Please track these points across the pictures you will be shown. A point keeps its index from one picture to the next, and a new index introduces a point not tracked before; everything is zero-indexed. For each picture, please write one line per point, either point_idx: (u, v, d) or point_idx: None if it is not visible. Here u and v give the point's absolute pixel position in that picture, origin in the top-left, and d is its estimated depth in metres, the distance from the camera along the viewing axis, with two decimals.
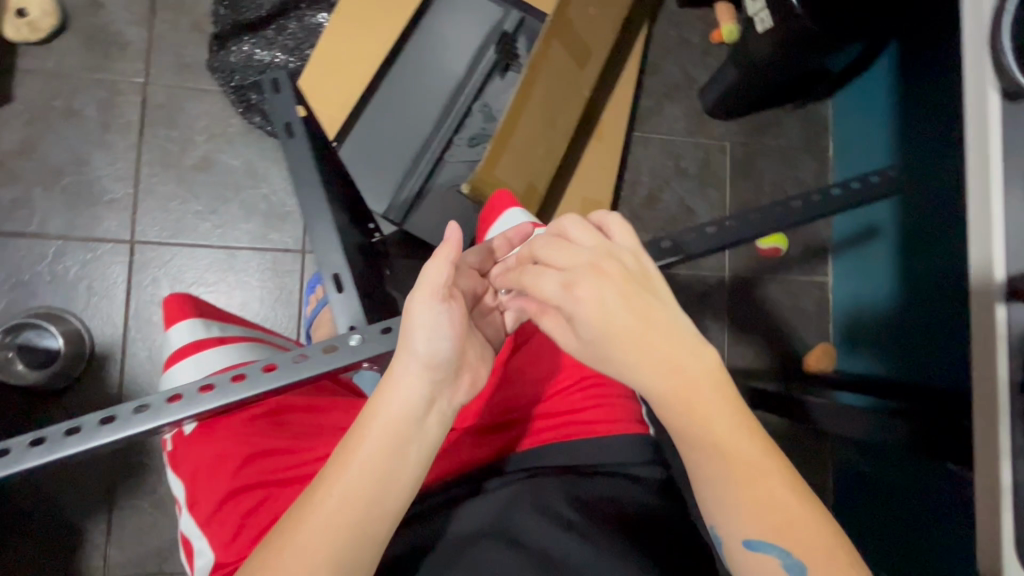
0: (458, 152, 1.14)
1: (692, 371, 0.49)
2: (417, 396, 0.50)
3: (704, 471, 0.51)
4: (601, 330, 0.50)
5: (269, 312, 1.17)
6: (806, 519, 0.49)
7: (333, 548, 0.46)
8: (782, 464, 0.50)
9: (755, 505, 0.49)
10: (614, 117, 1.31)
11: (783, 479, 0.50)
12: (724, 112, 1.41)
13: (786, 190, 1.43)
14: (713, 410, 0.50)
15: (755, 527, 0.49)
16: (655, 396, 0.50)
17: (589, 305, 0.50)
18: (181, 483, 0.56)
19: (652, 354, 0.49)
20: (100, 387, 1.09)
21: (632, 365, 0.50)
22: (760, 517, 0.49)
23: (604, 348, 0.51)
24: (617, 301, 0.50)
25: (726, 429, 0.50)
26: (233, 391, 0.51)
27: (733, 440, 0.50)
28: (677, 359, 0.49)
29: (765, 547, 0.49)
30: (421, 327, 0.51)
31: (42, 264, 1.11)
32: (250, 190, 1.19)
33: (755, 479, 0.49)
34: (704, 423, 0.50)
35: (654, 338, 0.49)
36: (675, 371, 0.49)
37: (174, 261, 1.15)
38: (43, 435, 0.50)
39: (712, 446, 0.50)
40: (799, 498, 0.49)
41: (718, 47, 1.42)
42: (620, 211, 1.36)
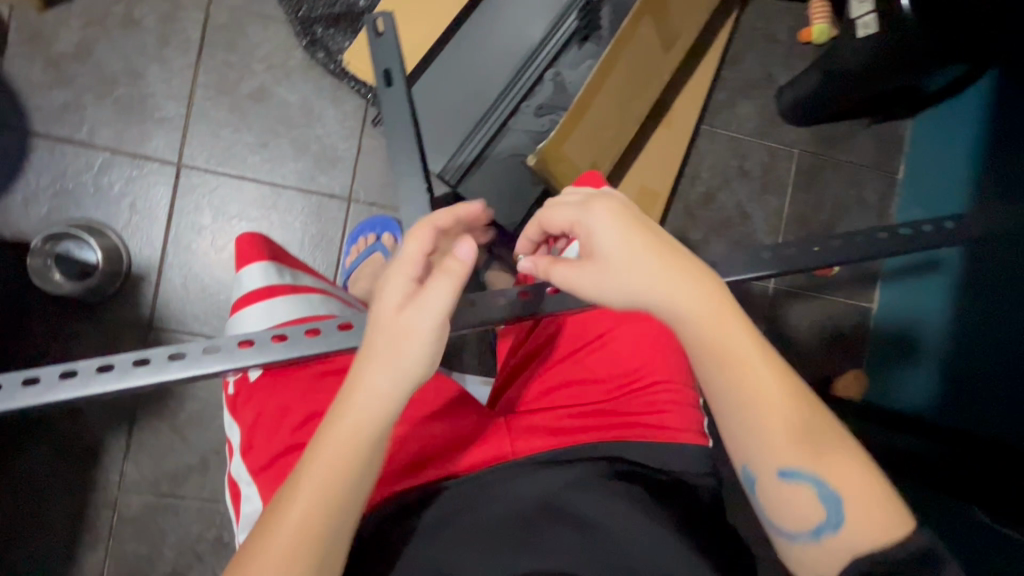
0: (522, 120, 1.05)
1: (717, 301, 0.53)
2: (407, 364, 0.48)
3: (725, 405, 0.53)
4: (626, 251, 0.53)
5: (309, 256, 1.14)
6: (831, 438, 0.52)
7: (315, 508, 0.46)
8: (789, 379, 0.53)
9: (786, 432, 0.51)
10: (684, 107, 1.26)
11: (804, 399, 0.53)
12: (795, 121, 1.33)
13: (847, 210, 1.36)
14: (714, 329, 0.53)
15: (789, 455, 0.51)
16: (685, 324, 0.52)
17: (607, 225, 0.53)
18: (240, 430, 0.57)
19: (674, 279, 0.52)
20: (132, 307, 1.07)
21: (625, 285, 0.52)
22: (792, 442, 0.51)
23: (606, 273, 0.53)
24: (610, 227, 0.53)
25: (732, 350, 0.52)
26: (307, 343, 0.50)
27: (746, 369, 0.52)
28: (691, 279, 0.53)
29: (802, 473, 0.51)
30: (410, 269, 0.50)
31: (87, 174, 1.08)
32: (303, 129, 1.15)
33: (784, 404, 0.52)
34: (710, 346, 0.53)
35: (675, 264, 0.53)
36: (674, 292, 0.52)
37: (219, 190, 1.12)
38: (112, 363, 0.49)
39: (732, 376, 0.52)
40: (818, 413, 0.53)
41: (803, 47, 1.34)
42: (674, 205, 1.30)
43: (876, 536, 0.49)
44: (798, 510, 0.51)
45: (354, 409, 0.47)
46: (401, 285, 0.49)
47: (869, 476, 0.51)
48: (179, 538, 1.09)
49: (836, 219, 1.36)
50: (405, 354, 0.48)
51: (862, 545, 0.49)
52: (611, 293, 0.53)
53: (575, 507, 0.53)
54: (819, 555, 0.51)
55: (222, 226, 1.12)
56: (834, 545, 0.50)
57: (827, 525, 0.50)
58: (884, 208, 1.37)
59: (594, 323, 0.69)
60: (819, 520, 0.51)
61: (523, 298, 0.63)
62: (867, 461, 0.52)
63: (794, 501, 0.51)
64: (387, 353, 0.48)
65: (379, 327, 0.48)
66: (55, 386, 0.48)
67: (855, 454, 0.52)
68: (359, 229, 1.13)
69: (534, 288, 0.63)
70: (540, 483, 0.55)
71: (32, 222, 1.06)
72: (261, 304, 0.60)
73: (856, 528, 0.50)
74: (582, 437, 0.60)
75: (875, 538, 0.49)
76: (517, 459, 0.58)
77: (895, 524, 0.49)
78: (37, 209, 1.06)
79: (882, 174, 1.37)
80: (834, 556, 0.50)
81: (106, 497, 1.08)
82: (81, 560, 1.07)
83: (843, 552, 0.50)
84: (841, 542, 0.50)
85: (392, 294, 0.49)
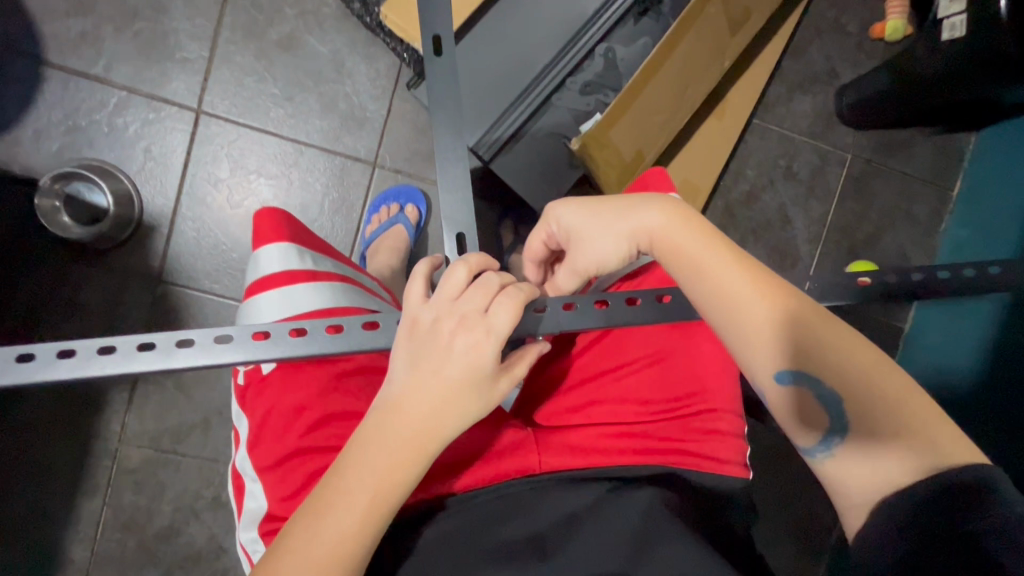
0: (566, 97, 0.96)
1: (736, 258, 0.53)
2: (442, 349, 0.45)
3: (711, 316, 0.52)
4: (650, 217, 0.57)
5: (327, 221, 1.09)
6: (870, 378, 0.47)
7: (361, 514, 0.43)
8: (769, 279, 0.51)
9: (817, 368, 0.48)
10: (740, 98, 1.17)
11: (840, 343, 0.49)
12: (850, 122, 1.22)
13: (894, 222, 1.22)
14: (688, 243, 0.54)
15: (823, 395, 0.47)
16: (709, 273, 0.52)
17: (625, 202, 0.59)
18: (248, 425, 0.54)
19: (692, 238, 0.54)
20: (142, 254, 1.02)
21: (610, 235, 0.57)
22: (826, 377, 0.47)
23: (594, 233, 0.58)
24: (568, 203, 0.60)
25: (708, 258, 0.53)
26: (330, 342, 0.47)
27: (724, 273, 0.51)
28: (708, 234, 0.55)
29: (838, 411, 0.46)
30: (482, 300, 0.46)
31: (101, 113, 1.02)
32: (332, 84, 1.08)
33: (811, 344, 0.49)
34: (688, 260, 0.53)
35: (693, 228, 0.55)
36: (647, 224, 0.56)
37: (238, 142, 1.06)
38: (113, 344, 0.45)
39: (751, 320, 0.50)
40: (857, 356, 0.48)
41: (873, 42, 1.24)
42: (714, 202, 1.19)
43: (901, 447, 0.44)
44: (805, 421, 0.48)
45: (402, 428, 0.44)
46: (475, 320, 0.45)
47: (879, 378, 0.47)
48: (177, 494, 1.07)
49: (880, 232, 1.22)
50: (482, 396, 0.46)
51: (889, 461, 0.43)
52: (606, 243, 0.57)
53: (600, 526, 0.49)
54: (847, 474, 0.45)
55: (239, 180, 1.06)
56: (856, 457, 0.45)
57: (836, 432, 0.46)
58: (932, 226, 1.23)
59: (641, 335, 0.64)
60: (829, 428, 0.46)
61: (570, 312, 0.52)
62: (873, 362, 0.48)
63: (797, 409, 0.48)
64: (454, 388, 0.45)
65: (449, 361, 0.45)
66: (50, 364, 0.45)
67: (859, 354, 0.48)
68: (382, 197, 1.08)
69: (584, 301, 0.53)
70: (565, 503, 0.51)
71: (42, 158, 1.00)
72: (278, 291, 0.57)
73: (871, 437, 0.45)
74: (619, 460, 0.56)
75: (899, 449, 0.44)
76: (545, 477, 0.53)
77: (920, 432, 0.44)
78: (47, 145, 1.00)
79: (935, 187, 1.23)
80: (861, 471, 0.44)
81: (106, 446, 1.05)
82: (79, 508, 1.04)
83: (870, 467, 0.44)
84: (863, 454, 0.45)
85: (465, 332, 0.45)
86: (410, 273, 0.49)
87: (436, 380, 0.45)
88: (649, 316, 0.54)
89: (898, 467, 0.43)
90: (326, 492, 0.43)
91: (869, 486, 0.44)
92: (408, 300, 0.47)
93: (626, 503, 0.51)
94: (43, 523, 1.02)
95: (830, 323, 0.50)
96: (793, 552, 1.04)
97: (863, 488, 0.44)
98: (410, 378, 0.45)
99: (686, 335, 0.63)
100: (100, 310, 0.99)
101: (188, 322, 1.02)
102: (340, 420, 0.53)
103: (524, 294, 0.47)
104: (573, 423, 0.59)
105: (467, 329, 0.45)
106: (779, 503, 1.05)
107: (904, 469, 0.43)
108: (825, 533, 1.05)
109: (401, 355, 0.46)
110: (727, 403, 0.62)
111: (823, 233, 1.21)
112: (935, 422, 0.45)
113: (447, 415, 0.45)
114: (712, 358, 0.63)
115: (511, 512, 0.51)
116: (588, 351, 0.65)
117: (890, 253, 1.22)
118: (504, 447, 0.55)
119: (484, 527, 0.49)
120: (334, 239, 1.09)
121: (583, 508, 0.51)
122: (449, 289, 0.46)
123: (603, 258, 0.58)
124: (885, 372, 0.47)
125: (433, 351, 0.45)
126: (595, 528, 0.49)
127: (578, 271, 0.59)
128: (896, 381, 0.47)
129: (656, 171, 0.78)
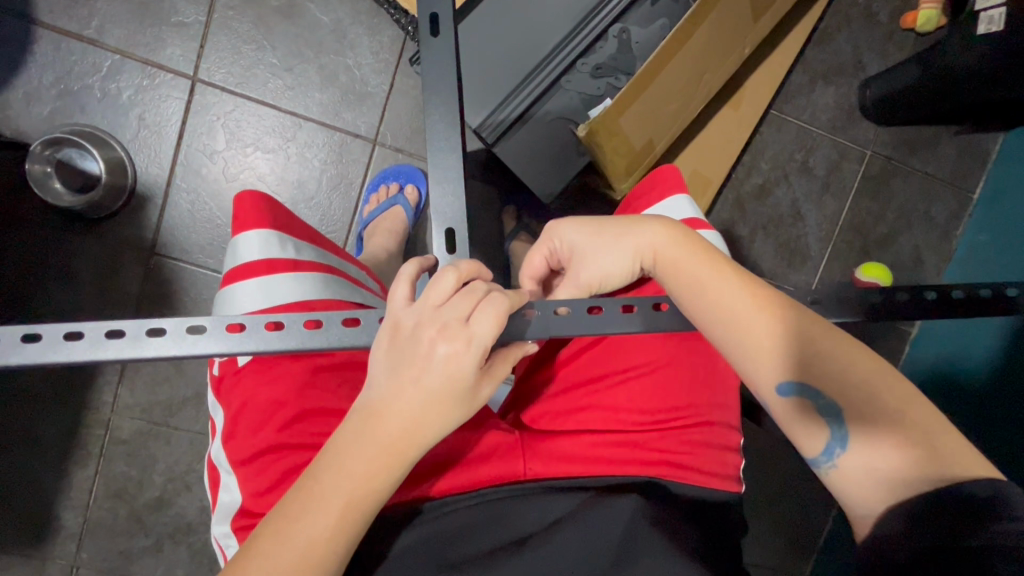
0: (576, 79, 0.92)
1: (738, 280, 0.50)
2: (419, 362, 0.43)
3: (707, 327, 0.50)
4: (654, 238, 0.55)
5: (325, 199, 1.05)
6: (887, 401, 0.44)
7: (331, 518, 0.41)
8: (767, 292, 0.50)
9: (830, 391, 0.45)
10: (758, 87, 1.12)
11: (853, 361, 0.46)
12: (872, 117, 1.16)
13: (910, 223, 1.17)
14: (687, 258, 0.53)
15: (835, 418, 0.44)
16: (709, 296, 0.50)
17: (622, 222, 0.57)
18: (223, 415, 0.57)
19: (693, 263, 0.52)
20: (133, 227, 0.99)
21: (614, 250, 0.56)
22: (837, 400, 0.44)
23: (598, 249, 0.56)
24: (573, 220, 0.58)
25: (706, 271, 0.51)
26: (306, 337, 0.47)
27: (721, 285, 0.50)
28: (704, 254, 0.53)
29: (846, 435, 0.44)
30: (465, 307, 0.43)
31: (94, 77, 0.99)
32: (334, 56, 1.04)
33: (820, 365, 0.46)
34: (687, 273, 0.52)
35: (691, 249, 0.53)
36: (647, 239, 0.55)
37: (234, 113, 1.03)
38: (80, 330, 0.46)
39: (759, 340, 0.47)
40: (871, 377, 0.45)
41: (903, 33, 1.17)
42: (725, 194, 1.14)
43: (905, 457, 0.41)
44: (806, 433, 0.45)
45: (383, 434, 0.43)
46: (456, 329, 0.43)
47: (881, 388, 0.45)
48: (168, 466, 0.99)
49: (895, 233, 1.17)
50: (462, 404, 0.44)
51: (893, 471, 0.41)
52: (611, 257, 0.56)
53: (581, 530, 0.47)
54: (851, 485, 0.43)
55: (235, 152, 1.03)
56: (858, 467, 0.43)
57: (838, 443, 0.44)
58: (949, 229, 1.18)
59: (636, 341, 0.61)
60: (831, 440, 0.44)
61: (563, 318, 0.50)
62: (875, 372, 0.46)
63: (797, 420, 0.46)
64: (435, 396, 0.43)
65: (430, 369, 0.43)
66: (14, 347, 0.45)
67: (861, 365, 0.46)
68: (381, 176, 1.05)
69: (578, 305, 0.50)
70: (547, 509, 0.50)
71: (33, 122, 0.97)
72: (257, 280, 0.58)
73: (873, 447, 0.42)
74: (606, 470, 0.54)
75: (902, 458, 0.41)
76: (529, 485, 0.52)
77: (925, 442, 0.42)
78: (38, 109, 0.97)
79: (955, 190, 1.18)
80: (865, 482, 0.42)
81: (99, 416, 0.98)
82: (72, 476, 0.97)
83: (872, 476, 0.42)
84: (865, 464, 0.42)
85: (446, 340, 0.43)
86: (397, 274, 0.47)
87: (416, 389, 0.43)
88: (645, 323, 0.51)
89: (902, 476, 0.41)
90: (300, 496, 0.42)
91: (873, 497, 0.41)
92: (394, 302, 0.45)
93: (609, 508, 0.49)
94: (37, 491, 0.96)
95: (831, 335, 0.48)
96: (780, 549, 1.04)
97: (868, 500, 0.42)
98: (389, 385, 0.43)
99: (684, 344, 0.61)
100: (92, 280, 0.97)
101: (181, 297, 0.99)
102: (315, 416, 0.55)
103: (509, 301, 0.45)
104: (561, 429, 0.57)
105: (448, 338, 0.43)
106: (769, 504, 1.04)
107: (908, 478, 0.40)
108: (815, 534, 1.04)
109: (381, 360, 0.44)
110: (722, 415, 0.61)
111: (836, 231, 1.16)
112: (941, 431, 0.42)
113: (426, 423, 0.43)
114: (710, 369, 0.62)
115: (491, 519, 0.49)
116: (580, 356, 0.63)
117: (903, 255, 1.17)
118: (486, 451, 0.54)
119: (463, 533, 0.48)
120: (332, 217, 1.05)
121: (563, 514, 0.49)
122: (433, 296, 0.44)
123: (607, 272, 0.56)
124: (888, 382, 0.45)
125: (413, 359, 0.43)
126: (575, 532, 0.47)
127: (581, 286, 0.57)
128: (900, 390, 0.45)
129: (670, 169, 0.74)
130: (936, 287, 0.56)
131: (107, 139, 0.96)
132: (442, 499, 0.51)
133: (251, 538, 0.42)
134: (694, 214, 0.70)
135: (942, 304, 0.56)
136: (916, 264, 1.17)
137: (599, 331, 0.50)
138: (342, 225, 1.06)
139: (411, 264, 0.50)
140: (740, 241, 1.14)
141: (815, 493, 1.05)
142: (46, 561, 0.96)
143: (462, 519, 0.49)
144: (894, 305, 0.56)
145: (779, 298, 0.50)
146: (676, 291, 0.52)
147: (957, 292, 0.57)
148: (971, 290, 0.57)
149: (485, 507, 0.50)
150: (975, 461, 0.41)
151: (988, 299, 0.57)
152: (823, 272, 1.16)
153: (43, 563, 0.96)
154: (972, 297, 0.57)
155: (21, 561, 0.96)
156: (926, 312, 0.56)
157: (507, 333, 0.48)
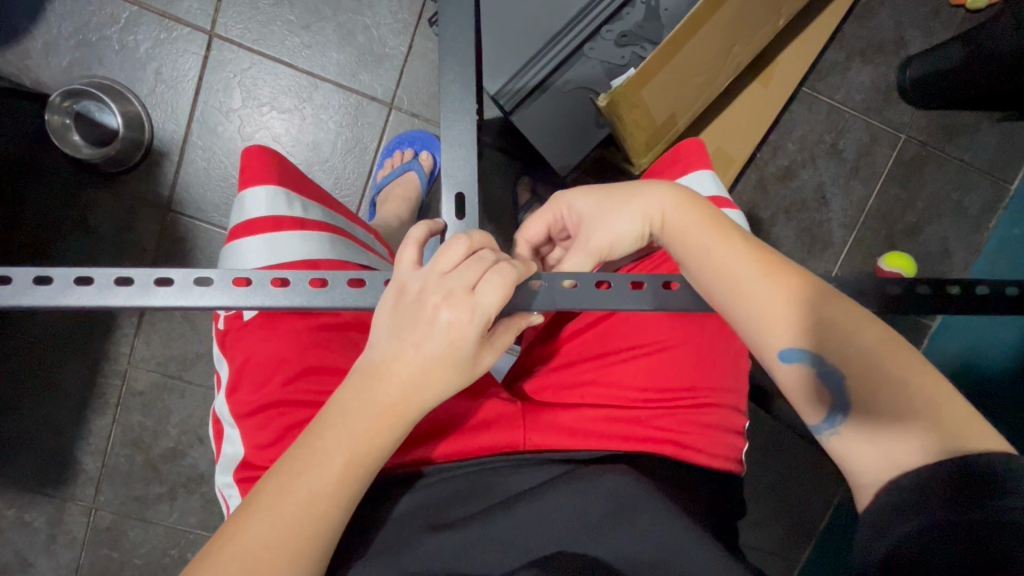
0: (600, 46, 0.89)
1: (746, 251, 0.49)
2: (417, 317, 0.43)
3: (708, 295, 0.49)
4: (664, 209, 0.53)
5: (339, 162, 1.04)
6: (893, 379, 0.42)
7: (335, 479, 0.42)
8: (773, 260, 0.48)
9: (841, 368, 0.44)
10: (790, 62, 1.07)
11: (864, 334, 0.44)
12: (910, 99, 1.11)
13: (940, 213, 1.12)
14: (693, 224, 0.51)
15: (844, 394, 0.43)
16: (718, 269, 0.48)
17: (637, 189, 0.55)
18: (228, 367, 0.58)
19: (702, 235, 0.50)
20: (151, 184, 0.99)
21: (624, 215, 0.54)
22: (847, 376, 0.43)
23: (609, 213, 0.55)
24: (580, 189, 0.58)
25: (711, 236, 0.50)
26: (312, 295, 0.47)
27: (725, 253, 0.49)
28: (716, 224, 0.51)
29: (849, 408, 0.43)
30: (473, 274, 0.43)
31: (113, 29, 0.98)
32: (352, 15, 1.02)
33: (831, 340, 0.44)
34: (690, 242, 0.51)
35: (699, 219, 0.51)
36: (657, 202, 0.54)
37: (250, 71, 1.01)
38: (91, 276, 0.46)
39: (765, 313, 0.46)
40: (882, 349, 0.44)
41: (950, 9, 1.11)
42: (748, 174, 1.10)
43: (902, 428, 0.40)
44: (810, 403, 0.45)
45: (383, 394, 0.43)
46: (462, 296, 0.42)
47: (883, 356, 0.43)
48: (183, 419, 1.02)
49: (923, 223, 1.12)
50: (461, 372, 0.44)
51: (895, 443, 0.40)
52: (623, 221, 0.54)
53: (578, 494, 0.47)
54: (851, 453, 0.42)
55: (252, 111, 1.02)
56: (857, 438, 0.42)
57: (839, 411, 0.43)
58: (982, 221, 1.13)
59: (645, 319, 0.61)
60: (833, 408, 0.44)
61: (571, 291, 0.49)
62: (879, 341, 0.44)
63: (800, 392, 0.45)
64: (437, 361, 0.43)
65: (433, 333, 0.42)
66: (27, 289, 0.45)
67: (871, 334, 0.44)
68: (396, 141, 1.04)
69: (586, 279, 0.50)
70: (541, 474, 0.50)
71: (52, 73, 0.97)
72: (263, 237, 0.58)
73: (873, 417, 0.42)
74: (609, 443, 0.54)
75: (905, 429, 0.40)
76: (527, 455, 0.52)
77: (925, 412, 0.41)
78: (57, 60, 0.97)
79: (992, 179, 1.13)
80: (869, 453, 0.41)
81: (115, 367, 1.00)
82: (90, 424, 1.00)
83: (875, 447, 0.41)
84: (864, 436, 0.42)
85: (450, 307, 0.42)
86: (404, 236, 0.47)
87: (418, 352, 0.43)
88: (654, 301, 0.50)
89: (903, 448, 0.40)
90: (299, 453, 0.42)
91: (874, 466, 0.41)
92: (401, 263, 0.45)
93: (606, 475, 0.48)
94: (55, 437, 1.00)
95: (835, 303, 0.46)
96: (778, 534, 1.04)
97: (869, 467, 0.41)
98: (392, 344, 0.43)
99: (694, 324, 0.60)
100: (111, 233, 0.98)
101: (196, 254, 1.00)
102: (315, 374, 0.55)
103: (517, 272, 0.44)
104: (563, 402, 0.57)
105: (453, 305, 0.42)
106: (772, 487, 1.04)
107: (908, 447, 0.39)
108: (815, 520, 1.04)
109: (386, 320, 0.44)
110: (731, 397, 0.60)
111: (861, 218, 1.12)
112: (948, 404, 0.41)
113: (427, 385, 0.43)
114: (722, 354, 0.60)
115: (485, 487, 0.50)
116: (588, 331, 0.63)
117: (931, 245, 1.12)
118: (487, 419, 0.54)
119: (459, 497, 0.49)
120: (346, 181, 1.04)
121: (556, 476, 0.49)
122: (443, 261, 0.44)
123: (621, 234, 0.54)
124: (891, 350, 0.44)
125: (417, 322, 0.43)
126: (566, 494, 0.47)
127: (592, 250, 0.54)
128: (905, 359, 0.43)
129: (694, 143, 0.71)
130: (959, 282, 0.54)
131: (124, 93, 0.96)
132: (442, 467, 0.51)
133: (253, 492, 0.42)
134: (717, 191, 0.68)
135: (965, 299, 0.54)
136: (945, 255, 1.13)
137: (608, 307, 0.49)
138: (354, 187, 1.04)
139: (419, 227, 0.50)
140: (761, 224, 1.10)
141: (818, 479, 1.04)
142: (68, 501, 1.01)
143: (455, 486, 0.50)
144: (912, 297, 0.54)
145: (785, 265, 0.48)
146: (686, 264, 0.50)
147: (982, 288, 0.54)
148: (996, 287, 0.54)
149: (478, 475, 0.50)
150: (985, 434, 0.39)
151: (1013, 297, 0.54)
152: (845, 259, 1.12)
153: (64, 504, 1.00)
154: (998, 294, 0.55)
155: (44, 500, 1.00)
156: (947, 307, 0.54)
157: (513, 303, 0.48)
